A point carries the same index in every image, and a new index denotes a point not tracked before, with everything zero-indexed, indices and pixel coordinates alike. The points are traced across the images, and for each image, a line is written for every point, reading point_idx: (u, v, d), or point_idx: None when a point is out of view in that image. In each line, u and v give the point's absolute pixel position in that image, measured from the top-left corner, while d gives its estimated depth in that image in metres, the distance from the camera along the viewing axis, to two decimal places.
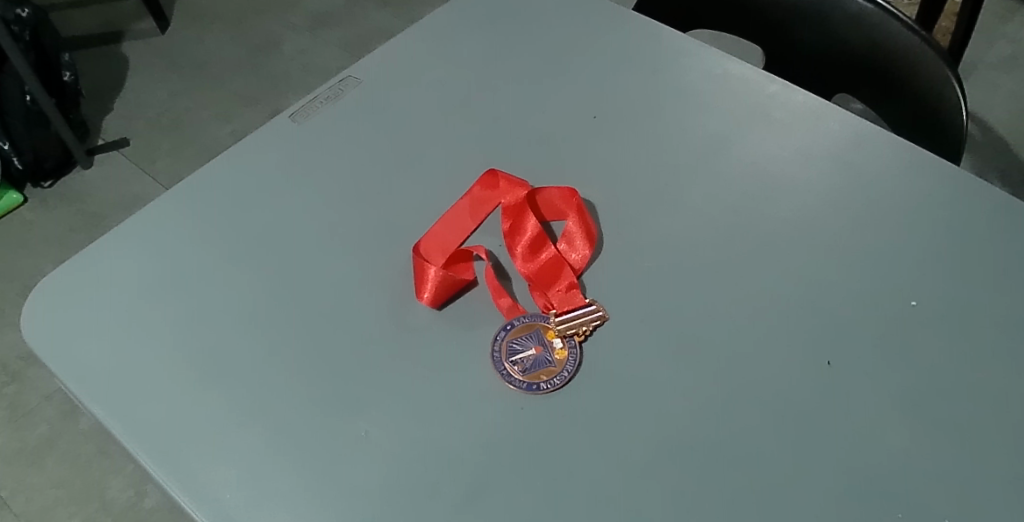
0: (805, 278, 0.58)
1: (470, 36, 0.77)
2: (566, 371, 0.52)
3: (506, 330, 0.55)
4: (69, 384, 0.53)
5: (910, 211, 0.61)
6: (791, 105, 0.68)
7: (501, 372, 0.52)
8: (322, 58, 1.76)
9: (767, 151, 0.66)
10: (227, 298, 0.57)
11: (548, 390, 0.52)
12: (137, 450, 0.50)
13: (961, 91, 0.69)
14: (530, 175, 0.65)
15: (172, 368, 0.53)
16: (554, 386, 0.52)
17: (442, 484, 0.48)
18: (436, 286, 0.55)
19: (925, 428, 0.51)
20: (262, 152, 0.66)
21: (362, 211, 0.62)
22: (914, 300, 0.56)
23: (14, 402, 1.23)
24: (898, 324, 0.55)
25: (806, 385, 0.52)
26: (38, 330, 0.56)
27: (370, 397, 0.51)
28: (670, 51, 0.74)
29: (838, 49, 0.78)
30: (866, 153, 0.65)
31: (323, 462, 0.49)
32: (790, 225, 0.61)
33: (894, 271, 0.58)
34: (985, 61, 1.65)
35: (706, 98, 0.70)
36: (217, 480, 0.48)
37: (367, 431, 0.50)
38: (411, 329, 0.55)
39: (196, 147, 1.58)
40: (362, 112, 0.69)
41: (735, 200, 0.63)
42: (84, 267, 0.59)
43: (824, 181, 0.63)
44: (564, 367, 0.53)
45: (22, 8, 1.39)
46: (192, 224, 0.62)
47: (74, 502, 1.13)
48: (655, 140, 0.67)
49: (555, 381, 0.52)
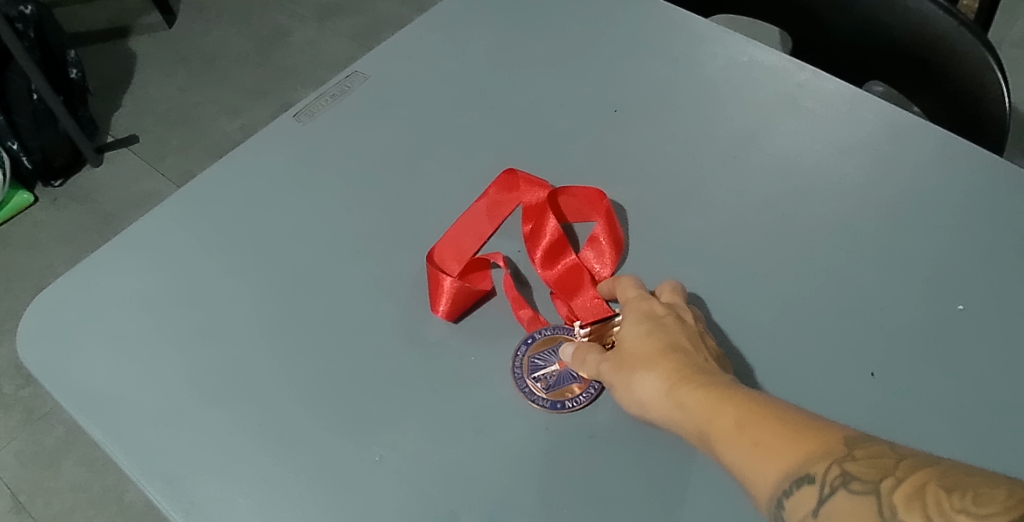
0: (840, 282, 0.55)
1: (481, 27, 0.73)
2: (592, 387, 0.50)
3: (526, 344, 0.52)
4: (69, 407, 0.51)
5: (951, 207, 0.58)
6: (822, 95, 0.65)
7: (523, 390, 0.50)
8: (330, 49, 1.73)
9: (798, 144, 0.62)
10: (234, 311, 0.54)
11: (574, 409, 0.49)
12: (139, 478, 0.47)
13: (1001, 74, 0.64)
14: (547, 174, 0.62)
15: (175, 391, 0.51)
16: (579, 405, 0.49)
17: (462, 512, 0.46)
18: (452, 300, 0.52)
19: (978, 442, 0.47)
20: (267, 155, 0.64)
21: (374, 217, 0.59)
22: (961, 303, 0.53)
23: (29, 406, 1.22)
24: (944, 331, 0.52)
25: (846, 399, 0.49)
26: (36, 349, 0.54)
27: (386, 418, 0.49)
28: (692, 39, 0.70)
29: (868, 32, 0.74)
30: (904, 144, 0.61)
31: (337, 487, 0.46)
32: (825, 224, 0.57)
33: (939, 272, 0.55)
34: (1010, 38, 1.60)
35: (731, 88, 0.66)
36: (225, 511, 0.46)
37: (381, 455, 0.47)
38: (426, 344, 0.52)
39: (206, 143, 1.56)
40: (372, 110, 0.67)
41: (765, 198, 0.59)
42: (83, 281, 0.57)
43: (859, 176, 0.60)
44: (591, 384, 0.50)
45: (26, 4, 1.35)
46: (197, 233, 0.59)
47: (92, 505, 1.13)
48: (678, 133, 0.64)
49: (580, 399, 0.49)
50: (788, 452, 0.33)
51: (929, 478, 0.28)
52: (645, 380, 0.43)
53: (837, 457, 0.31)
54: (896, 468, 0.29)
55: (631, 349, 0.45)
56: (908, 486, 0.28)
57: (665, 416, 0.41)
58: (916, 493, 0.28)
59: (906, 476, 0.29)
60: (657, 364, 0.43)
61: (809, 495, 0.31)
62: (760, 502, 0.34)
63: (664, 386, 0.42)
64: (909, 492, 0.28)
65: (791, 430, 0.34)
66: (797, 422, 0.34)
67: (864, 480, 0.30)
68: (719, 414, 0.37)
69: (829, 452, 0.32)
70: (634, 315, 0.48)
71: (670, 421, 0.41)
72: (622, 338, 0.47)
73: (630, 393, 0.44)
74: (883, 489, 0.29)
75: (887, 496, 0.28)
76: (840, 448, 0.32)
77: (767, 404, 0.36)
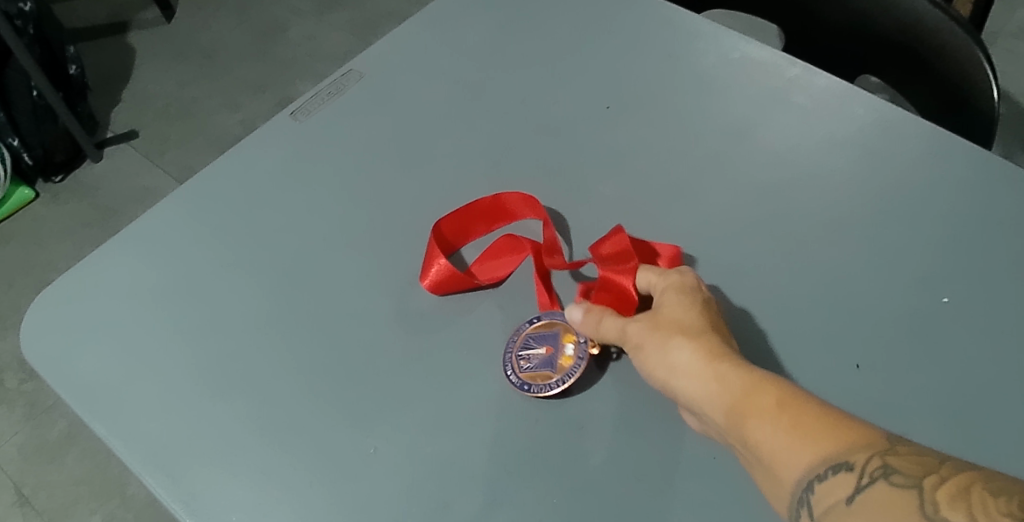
0: (827, 275, 0.55)
1: (476, 24, 0.74)
2: (564, 379, 0.50)
3: (529, 323, 0.53)
4: (71, 401, 0.52)
5: (938, 201, 0.59)
6: (813, 90, 0.65)
7: (506, 363, 0.51)
8: (328, 43, 1.73)
9: (788, 139, 0.63)
10: (232, 306, 0.55)
11: (537, 393, 0.49)
12: (139, 469, 0.49)
13: (991, 70, 0.64)
14: (540, 169, 0.63)
15: (175, 385, 0.52)
16: (543, 391, 0.49)
17: (454, 502, 0.47)
18: (438, 278, 0.55)
19: (959, 432, 0.48)
20: (264, 152, 0.64)
21: (369, 213, 0.60)
22: (945, 296, 0.54)
23: (32, 400, 1.24)
24: (928, 324, 0.53)
25: (831, 391, 0.50)
26: (38, 344, 0.55)
27: (380, 411, 0.50)
28: (685, 35, 0.71)
29: (861, 27, 0.75)
30: (893, 139, 0.62)
31: (332, 478, 0.47)
32: (814, 219, 0.58)
33: (926, 265, 0.56)
34: (1008, 28, 1.60)
35: (723, 84, 0.67)
36: (224, 502, 0.47)
37: (375, 447, 0.49)
38: (420, 339, 0.53)
39: (205, 138, 1.57)
40: (367, 107, 0.67)
41: (755, 193, 0.60)
42: (83, 277, 0.58)
43: (848, 170, 0.61)
44: (564, 375, 0.50)
45: (25, 2, 1.34)
46: (195, 229, 0.60)
47: (95, 498, 1.14)
48: (670, 129, 0.64)
49: (548, 387, 0.49)
50: (828, 439, 0.35)
51: (974, 480, 0.29)
52: (684, 351, 0.43)
53: (878, 450, 0.33)
54: (939, 468, 0.31)
55: (668, 322, 0.45)
56: (953, 485, 0.29)
57: (694, 385, 0.42)
58: (962, 493, 0.29)
59: (950, 476, 0.30)
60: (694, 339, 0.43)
61: (845, 480, 0.33)
62: (785, 481, 0.36)
63: (701, 358, 0.42)
64: (952, 490, 0.29)
65: (833, 421, 0.35)
66: (839, 415, 0.36)
67: (905, 474, 0.31)
68: (760, 393, 0.38)
69: (871, 444, 0.33)
70: (671, 292, 0.48)
71: (702, 394, 0.41)
72: (661, 312, 0.47)
73: (661, 363, 0.44)
74: (926, 485, 0.30)
75: (930, 491, 0.29)
76: (881, 443, 0.33)
77: (809, 395, 0.38)
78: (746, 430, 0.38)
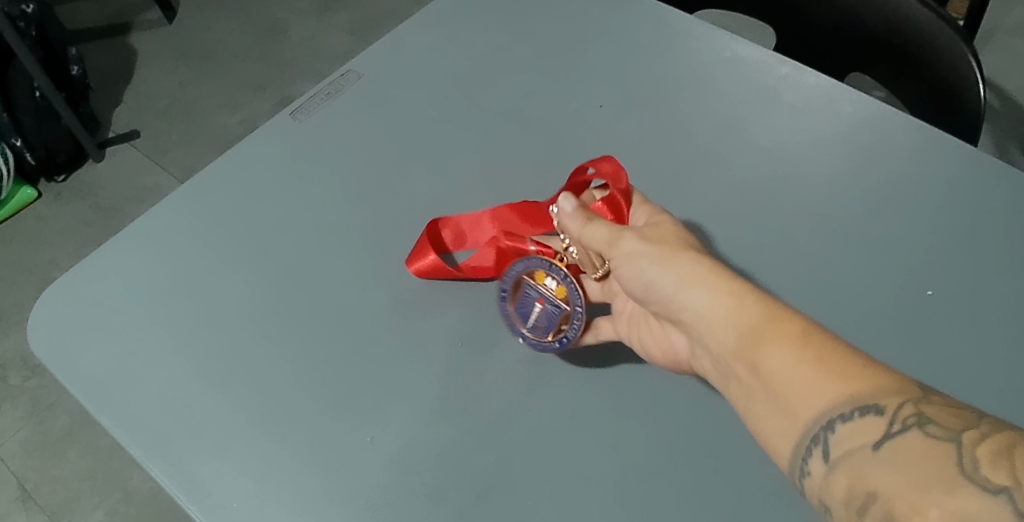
0: (814, 269, 0.57)
1: (472, 24, 0.75)
2: (577, 308, 0.51)
3: (504, 300, 0.54)
4: (75, 392, 0.53)
5: (923, 196, 0.60)
6: (802, 89, 0.67)
7: (529, 342, 0.53)
8: (328, 43, 1.74)
9: (778, 136, 0.64)
10: (233, 301, 0.57)
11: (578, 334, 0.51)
12: (142, 457, 0.50)
13: (977, 66, 0.66)
14: (534, 167, 0.64)
15: (177, 377, 0.53)
16: (579, 329, 0.51)
17: (449, 489, 0.48)
18: (428, 270, 0.56)
19: None
20: (264, 151, 0.66)
21: (366, 210, 0.61)
22: (930, 289, 0.55)
23: (35, 397, 1.25)
24: (913, 316, 0.54)
25: None
26: (43, 338, 0.56)
27: (377, 401, 0.51)
28: (677, 34, 0.72)
29: (851, 26, 0.76)
30: (880, 136, 0.63)
31: (330, 467, 0.49)
32: (802, 214, 0.60)
33: (911, 259, 0.57)
34: (1003, 26, 1.61)
35: (714, 82, 0.68)
36: (224, 489, 0.48)
37: (372, 437, 0.50)
38: (416, 332, 0.54)
39: (206, 137, 1.58)
40: (365, 106, 0.69)
41: (745, 189, 0.61)
42: (87, 273, 0.59)
43: (835, 167, 0.62)
44: (574, 306, 0.52)
45: (27, 3, 1.36)
46: (197, 226, 0.61)
47: (97, 493, 1.15)
48: (662, 127, 0.66)
49: (576, 323, 0.51)
50: (856, 379, 0.35)
51: (1016, 442, 0.29)
52: (696, 272, 0.44)
53: (914, 398, 0.33)
54: (980, 423, 0.31)
55: (665, 244, 0.47)
56: (994, 443, 0.29)
57: (713, 309, 0.42)
58: (1002, 450, 0.29)
59: (991, 433, 0.30)
60: (712, 266, 0.44)
61: (875, 422, 0.33)
62: (799, 414, 0.36)
63: (719, 282, 0.43)
64: (993, 448, 0.29)
65: (861, 362, 0.36)
66: (869, 359, 0.36)
67: (941, 425, 0.31)
68: (785, 322, 0.39)
69: (905, 391, 0.34)
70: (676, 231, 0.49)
71: (714, 315, 0.42)
72: (653, 235, 0.48)
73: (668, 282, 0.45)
74: (964, 439, 0.30)
75: (969, 445, 0.30)
76: (916, 392, 0.34)
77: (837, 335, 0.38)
78: (766, 357, 0.38)
